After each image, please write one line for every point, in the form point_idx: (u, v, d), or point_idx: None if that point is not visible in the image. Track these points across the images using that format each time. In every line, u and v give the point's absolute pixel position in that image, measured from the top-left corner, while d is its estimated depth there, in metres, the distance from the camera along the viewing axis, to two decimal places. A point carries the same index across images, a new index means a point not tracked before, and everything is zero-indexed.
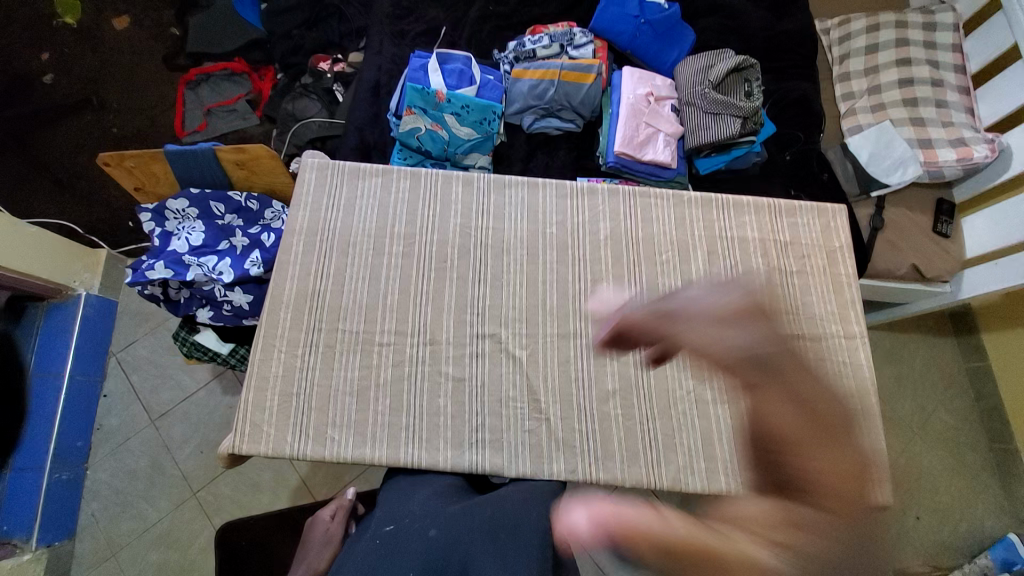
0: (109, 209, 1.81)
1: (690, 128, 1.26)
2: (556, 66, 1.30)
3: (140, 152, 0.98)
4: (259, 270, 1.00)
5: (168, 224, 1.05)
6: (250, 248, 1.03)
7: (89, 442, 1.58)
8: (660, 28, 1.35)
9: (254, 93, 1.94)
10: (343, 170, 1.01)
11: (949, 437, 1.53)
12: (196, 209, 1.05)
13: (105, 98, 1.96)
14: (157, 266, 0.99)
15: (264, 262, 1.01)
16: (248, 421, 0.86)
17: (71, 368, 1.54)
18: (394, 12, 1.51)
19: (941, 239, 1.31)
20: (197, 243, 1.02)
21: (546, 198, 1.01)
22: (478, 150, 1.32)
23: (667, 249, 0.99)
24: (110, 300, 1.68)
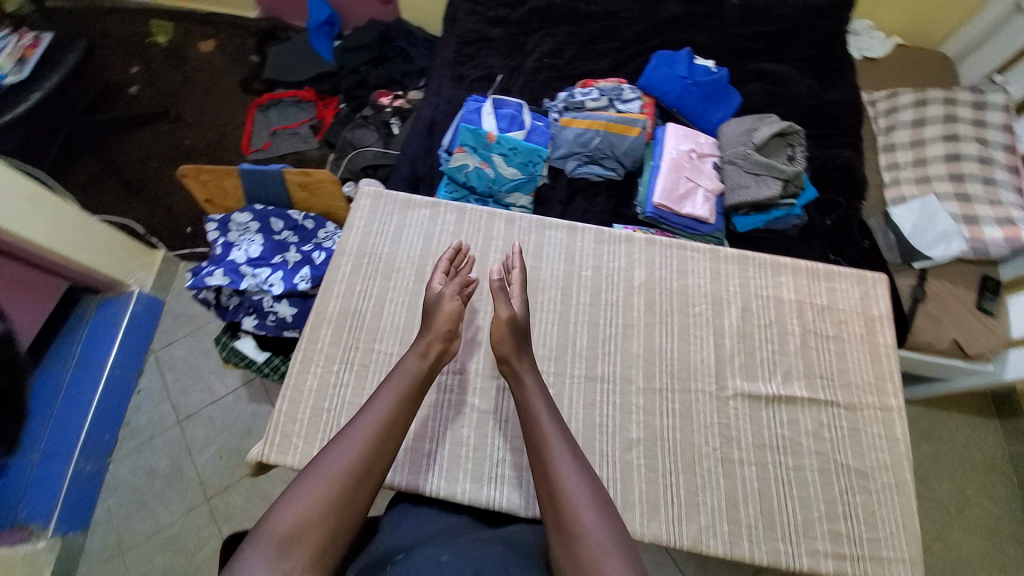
0: (170, 213, 1.94)
1: (731, 187, 1.29)
2: (604, 118, 1.37)
3: (217, 168, 1.08)
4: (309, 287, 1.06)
5: (229, 235, 1.12)
6: (302, 265, 1.09)
7: (115, 436, 1.65)
8: (707, 90, 1.41)
9: (317, 119, 2.09)
10: (396, 199, 1.07)
11: (996, 532, 1.42)
12: (257, 223, 1.12)
13: (182, 112, 2.15)
14: (215, 273, 1.05)
15: (314, 280, 1.07)
16: (279, 431, 0.89)
17: (114, 360, 1.64)
18: (456, 58, 1.65)
19: (986, 316, 1.26)
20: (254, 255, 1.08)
21: (584, 242, 1.04)
22: (521, 190, 1.38)
23: (701, 302, 1.00)
24: (157, 299, 1.79)
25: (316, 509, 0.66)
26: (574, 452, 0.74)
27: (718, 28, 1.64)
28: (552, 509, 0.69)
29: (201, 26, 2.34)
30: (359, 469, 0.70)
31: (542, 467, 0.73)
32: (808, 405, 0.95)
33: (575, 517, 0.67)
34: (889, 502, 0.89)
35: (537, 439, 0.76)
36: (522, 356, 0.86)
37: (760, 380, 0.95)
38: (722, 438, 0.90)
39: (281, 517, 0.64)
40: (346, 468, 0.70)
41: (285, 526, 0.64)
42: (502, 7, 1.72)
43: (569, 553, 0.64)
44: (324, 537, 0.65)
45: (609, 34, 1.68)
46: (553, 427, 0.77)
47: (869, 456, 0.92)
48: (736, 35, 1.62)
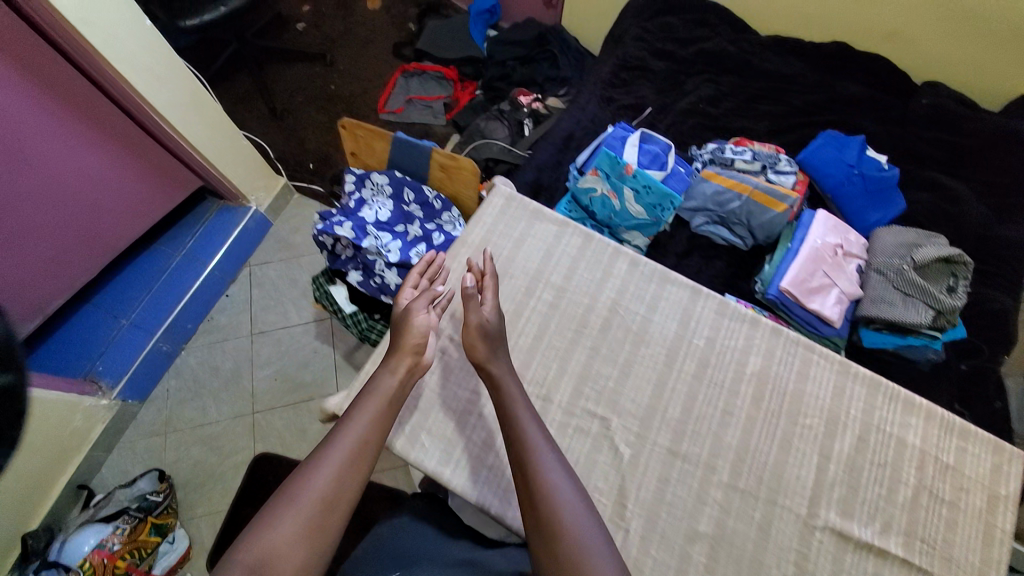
0: (300, 146, 2.07)
1: (870, 298, 1.18)
2: (751, 183, 1.31)
3: (373, 128, 1.12)
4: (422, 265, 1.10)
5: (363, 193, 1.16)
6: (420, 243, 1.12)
7: (195, 327, 1.77)
8: (872, 186, 1.31)
9: (452, 98, 2.16)
10: (528, 208, 1.06)
11: None
12: (391, 188, 1.15)
13: (336, 58, 2.28)
14: (345, 224, 1.09)
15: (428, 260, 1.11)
16: None
17: (217, 262, 1.75)
18: (610, 81, 1.63)
19: None
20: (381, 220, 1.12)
21: (704, 309, 0.98)
22: (641, 230, 1.34)
23: (814, 415, 0.92)
24: (267, 222, 1.90)
25: (287, 536, 0.64)
26: (558, 462, 0.75)
27: (895, 124, 1.52)
28: (532, 513, 0.70)
29: None
30: (332, 493, 0.69)
31: (524, 472, 0.73)
32: (901, 566, 0.84)
33: (554, 518, 0.68)
34: None
35: (517, 444, 0.76)
36: (498, 360, 0.84)
37: (855, 521, 0.86)
38: (797, 567, 0.81)
39: (247, 548, 0.62)
40: (321, 492, 0.68)
41: (252, 557, 0.62)
42: (671, 42, 1.68)
43: (550, 550, 0.66)
44: (295, 566, 0.63)
45: (774, 98, 1.59)
46: (536, 431, 0.78)
47: None
48: (914, 136, 1.49)
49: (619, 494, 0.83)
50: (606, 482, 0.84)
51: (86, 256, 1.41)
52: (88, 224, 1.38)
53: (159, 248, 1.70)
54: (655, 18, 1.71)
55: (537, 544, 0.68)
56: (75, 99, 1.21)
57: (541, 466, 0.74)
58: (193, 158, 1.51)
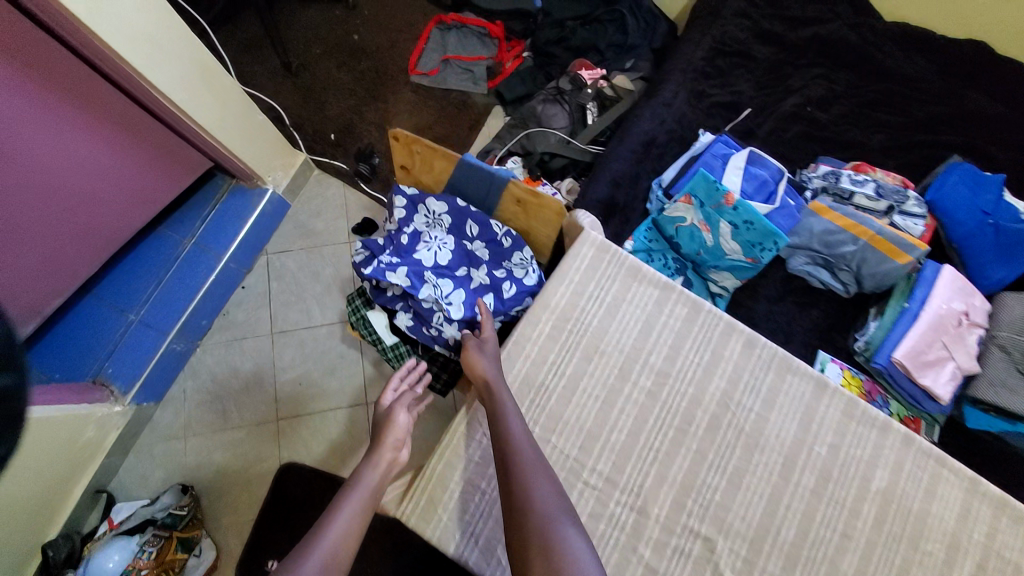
0: (320, 112, 1.79)
1: (989, 378, 1.03)
2: (874, 227, 1.09)
3: (434, 144, 0.91)
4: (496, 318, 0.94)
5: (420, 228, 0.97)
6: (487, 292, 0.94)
7: (210, 323, 1.61)
8: (1011, 239, 1.08)
9: (496, 61, 1.83)
10: (624, 264, 0.88)
11: None
12: (450, 219, 0.97)
13: (359, 1, 1.92)
14: (398, 270, 0.90)
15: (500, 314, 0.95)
16: (426, 492, 0.78)
17: (232, 254, 1.56)
18: (702, 68, 1.34)
19: None
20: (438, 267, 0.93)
21: (829, 410, 0.84)
22: (732, 271, 1.15)
23: (941, 541, 0.80)
24: (285, 203, 1.67)
25: None
26: (547, 474, 0.67)
27: None
28: (514, 527, 0.62)
29: None
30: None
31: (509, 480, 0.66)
32: None
33: (525, 507, 0.63)
34: None
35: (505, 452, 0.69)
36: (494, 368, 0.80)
37: None
38: None
39: None
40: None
41: None
42: (779, 21, 1.37)
43: (521, 543, 0.60)
44: None
45: (898, 104, 1.32)
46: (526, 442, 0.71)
47: None
48: None
49: None
50: None
51: (82, 252, 1.19)
52: (78, 216, 1.14)
53: (166, 233, 1.51)
54: None
55: (512, 550, 0.61)
56: (47, 68, 0.94)
57: (528, 473, 0.66)
58: (204, 140, 1.27)
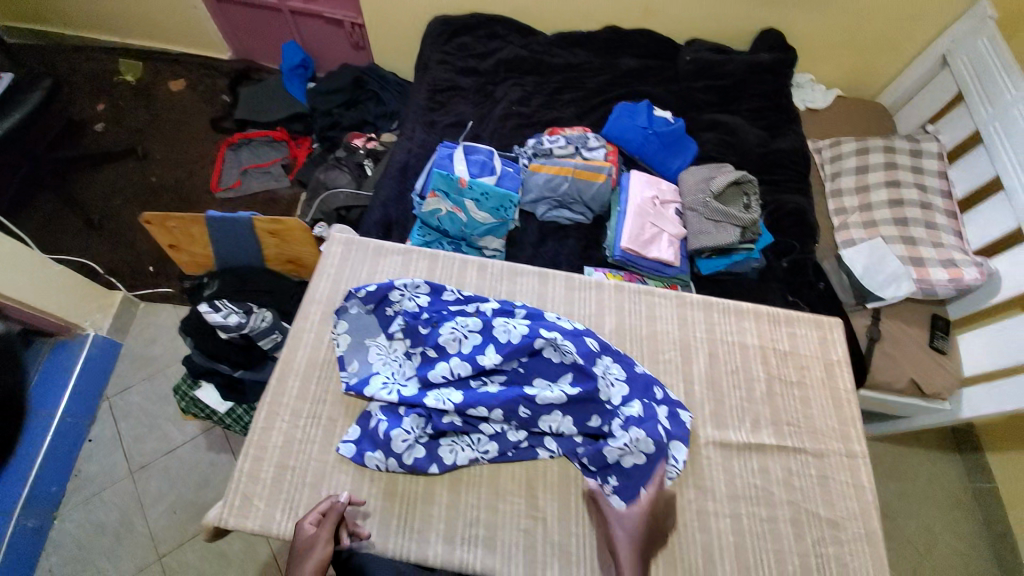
0: (133, 252, 1.83)
1: (694, 232, 1.35)
2: (571, 165, 1.43)
3: (182, 215, 1.08)
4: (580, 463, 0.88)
5: (360, 317, 0.98)
6: (436, 416, 0.86)
7: (63, 488, 1.47)
8: (666, 139, 1.51)
9: (289, 159, 2.05)
10: (367, 246, 1.08)
11: (960, 564, 1.49)
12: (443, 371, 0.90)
13: (149, 149, 2.09)
14: (375, 301, 0.98)
15: (481, 454, 0.86)
16: (239, 492, 0.83)
17: (64, 409, 1.48)
18: (428, 105, 1.69)
19: (938, 354, 1.38)
20: (537, 332, 0.90)
21: (555, 290, 1.07)
22: (493, 234, 1.40)
23: (669, 348, 1.00)
24: (115, 342, 1.65)
25: None
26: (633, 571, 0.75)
27: (674, 82, 1.76)
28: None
29: (171, 65, 2.28)
30: None
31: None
32: (777, 453, 0.91)
33: None
34: (861, 553, 0.85)
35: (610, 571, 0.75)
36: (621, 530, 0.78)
37: (731, 428, 0.93)
38: (697, 490, 0.87)
39: None
40: None
41: None
42: (472, 58, 1.79)
43: None
44: None
45: (574, 85, 1.76)
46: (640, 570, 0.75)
47: (841, 504, 0.88)
48: (691, 87, 1.73)
49: (529, 488, 0.86)
50: (515, 482, 0.86)
51: None
52: None
53: None
54: (451, 39, 1.82)
55: None
56: None
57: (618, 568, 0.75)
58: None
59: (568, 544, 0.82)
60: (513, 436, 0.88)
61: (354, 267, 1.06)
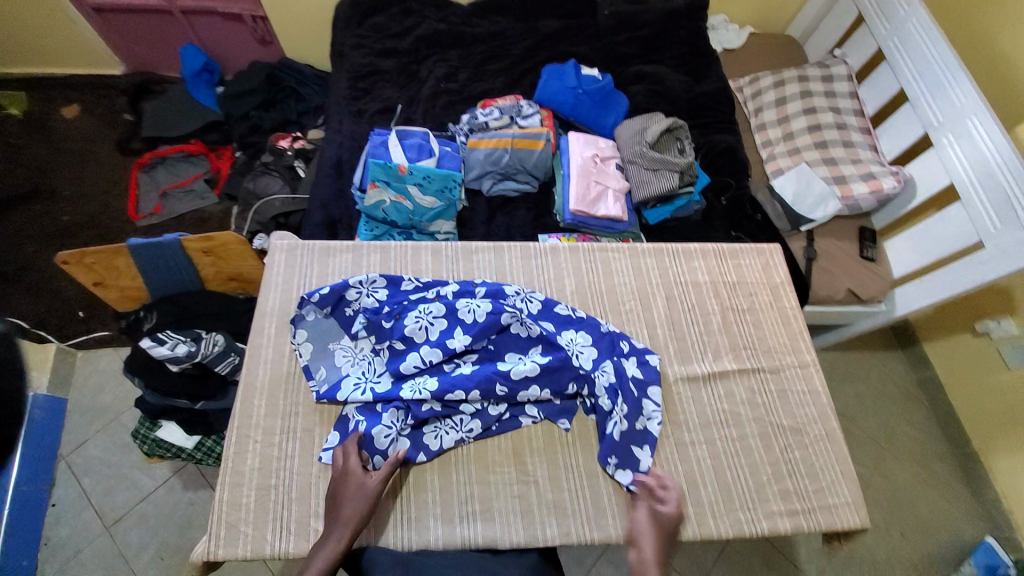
0: (58, 299, 1.65)
1: (636, 184, 1.39)
2: (508, 136, 1.42)
3: (102, 248, 0.99)
4: (562, 423, 0.91)
5: (320, 322, 0.96)
6: (415, 405, 0.86)
7: (35, 559, 1.32)
8: (597, 97, 1.52)
9: (212, 172, 1.92)
10: (312, 249, 1.04)
11: (913, 445, 1.66)
12: (415, 361, 0.89)
13: (51, 185, 1.86)
14: (331, 302, 0.95)
15: (466, 434, 0.88)
16: (224, 522, 0.81)
17: (18, 476, 1.33)
18: (352, 94, 1.61)
19: (870, 262, 1.50)
20: (502, 309, 0.93)
21: (511, 261, 1.08)
22: (443, 217, 1.36)
23: (629, 299, 1.05)
24: (58, 399, 1.49)
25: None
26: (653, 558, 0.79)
27: (597, 38, 1.75)
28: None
29: (57, 88, 2.05)
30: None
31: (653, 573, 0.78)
32: (739, 376, 1.00)
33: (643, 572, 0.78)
34: (823, 451, 0.95)
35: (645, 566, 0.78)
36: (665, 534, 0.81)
37: (694, 362, 1.00)
38: (671, 424, 0.93)
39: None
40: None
41: None
42: (390, 39, 1.71)
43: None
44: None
45: (500, 53, 1.72)
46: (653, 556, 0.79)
47: (799, 412, 0.98)
48: (614, 42, 1.73)
49: (516, 456, 0.88)
50: (501, 453, 0.88)
51: None
52: None
53: None
54: (364, 21, 1.72)
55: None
56: None
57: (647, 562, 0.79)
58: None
59: (562, 498, 0.86)
60: (493, 411, 0.89)
61: (300, 271, 1.02)
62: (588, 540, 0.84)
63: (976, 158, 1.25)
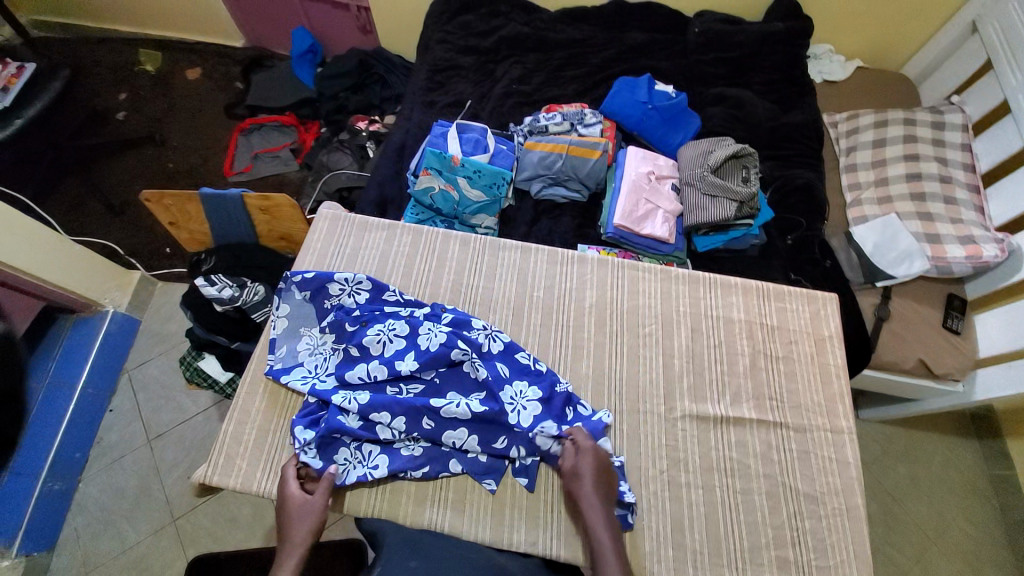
0: (151, 234, 1.89)
1: (691, 208, 1.31)
2: (566, 141, 1.41)
3: (179, 193, 1.13)
4: (487, 484, 0.85)
5: (301, 305, 0.99)
6: (340, 414, 0.85)
7: (86, 455, 1.52)
8: (666, 113, 1.47)
9: (298, 143, 2.09)
10: (353, 221, 1.11)
11: (976, 557, 1.42)
12: (358, 373, 0.89)
13: (166, 136, 2.14)
14: (312, 289, 0.97)
15: (370, 470, 0.84)
16: (223, 452, 0.88)
17: (87, 379, 1.53)
18: (427, 85, 1.69)
19: (952, 334, 1.31)
20: (455, 343, 0.89)
21: (536, 263, 1.07)
22: (486, 212, 1.40)
23: (651, 322, 1.01)
24: (133, 319, 1.70)
25: None
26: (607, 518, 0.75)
27: (680, 55, 1.69)
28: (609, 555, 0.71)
29: (188, 54, 2.35)
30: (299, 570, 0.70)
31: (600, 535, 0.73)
32: (757, 427, 0.91)
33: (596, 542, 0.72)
34: (839, 528, 0.84)
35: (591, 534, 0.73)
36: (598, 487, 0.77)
37: (709, 401, 0.93)
38: (669, 461, 0.87)
39: None
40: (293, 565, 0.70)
41: None
42: (473, 37, 1.76)
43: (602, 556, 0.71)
44: None
45: (576, 61, 1.72)
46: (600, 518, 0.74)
47: (820, 479, 0.88)
48: (699, 60, 1.66)
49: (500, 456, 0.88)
50: None
51: None
52: None
53: None
54: (453, 18, 1.79)
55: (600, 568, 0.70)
56: None
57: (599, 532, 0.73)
58: (26, 280, 1.38)
59: (537, 508, 0.85)
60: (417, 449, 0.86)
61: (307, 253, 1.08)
62: (554, 556, 0.81)
63: None
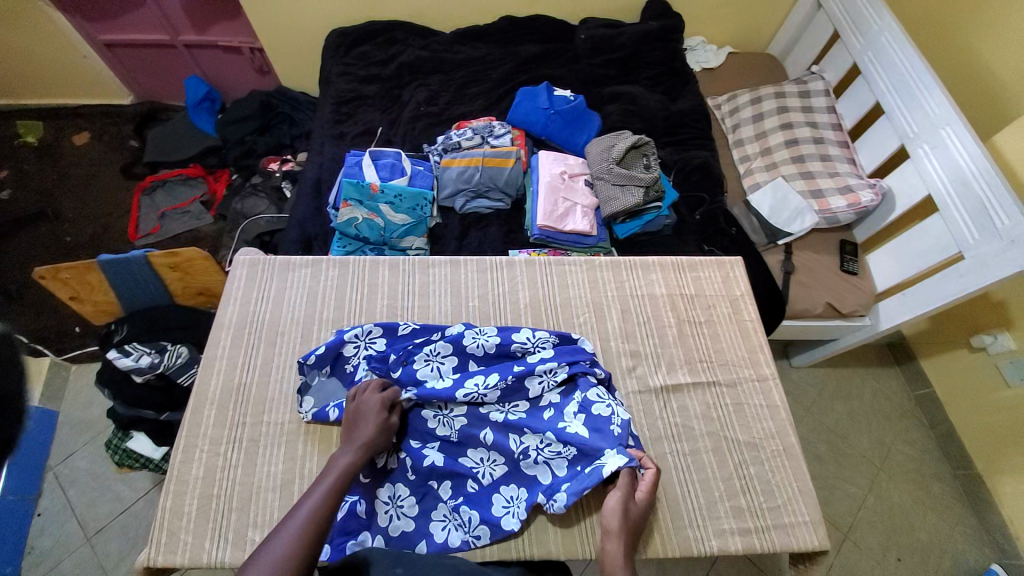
0: (57, 315, 1.72)
1: (604, 199, 1.40)
2: (479, 154, 1.45)
3: (74, 264, 1.05)
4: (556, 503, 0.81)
5: (325, 383, 0.95)
6: (416, 459, 0.87)
7: (15, 570, 1.34)
8: (568, 116, 1.55)
9: (209, 195, 1.99)
10: (273, 263, 1.08)
11: (912, 469, 1.58)
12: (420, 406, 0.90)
13: (60, 208, 1.97)
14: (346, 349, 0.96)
15: (472, 538, 0.83)
16: (165, 530, 0.82)
17: (3, 488, 1.35)
18: (335, 118, 1.68)
19: (850, 275, 1.46)
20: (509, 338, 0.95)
21: (467, 274, 1.10)
22: (414, 233, 1.40)
23: (584, 311, 1.06)
24: (50, 412, 1.53)
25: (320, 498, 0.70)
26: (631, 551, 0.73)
27: (574, 62, 1.80)
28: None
29: (72, 118, 2.18)
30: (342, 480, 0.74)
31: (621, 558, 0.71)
32: (694, 389, 0.98)
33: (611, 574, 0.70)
34: (781, 468, 0.92)
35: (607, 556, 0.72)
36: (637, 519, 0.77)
37: (648, 374, 0.99)
38: None
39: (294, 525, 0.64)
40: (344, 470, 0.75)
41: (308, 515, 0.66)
42: (374, 66, 1.78)
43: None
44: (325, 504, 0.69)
45: (478, 77, 1.78)
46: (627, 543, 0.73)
47: (756, 426, 0.95)
48: (591, 64, 1.77)
49: None
50: None
51: None
52: None
53: None
54: (351, 49, 1.80)
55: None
56: None
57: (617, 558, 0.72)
58: None
59: None
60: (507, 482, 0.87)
61: (305, 302, 1.05)
62: (529, 555, 0.83)
63: (951, 169, 1.23)
